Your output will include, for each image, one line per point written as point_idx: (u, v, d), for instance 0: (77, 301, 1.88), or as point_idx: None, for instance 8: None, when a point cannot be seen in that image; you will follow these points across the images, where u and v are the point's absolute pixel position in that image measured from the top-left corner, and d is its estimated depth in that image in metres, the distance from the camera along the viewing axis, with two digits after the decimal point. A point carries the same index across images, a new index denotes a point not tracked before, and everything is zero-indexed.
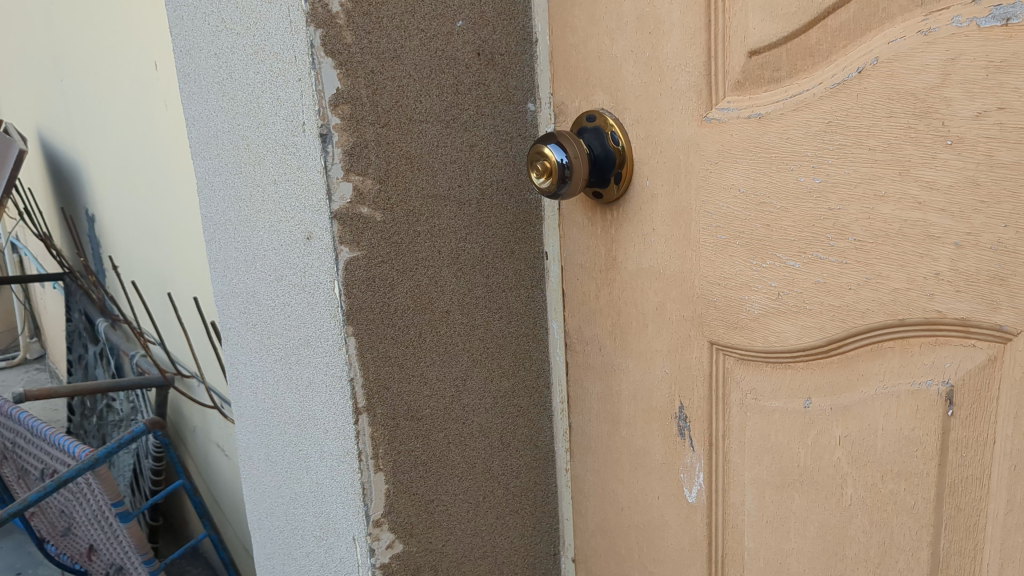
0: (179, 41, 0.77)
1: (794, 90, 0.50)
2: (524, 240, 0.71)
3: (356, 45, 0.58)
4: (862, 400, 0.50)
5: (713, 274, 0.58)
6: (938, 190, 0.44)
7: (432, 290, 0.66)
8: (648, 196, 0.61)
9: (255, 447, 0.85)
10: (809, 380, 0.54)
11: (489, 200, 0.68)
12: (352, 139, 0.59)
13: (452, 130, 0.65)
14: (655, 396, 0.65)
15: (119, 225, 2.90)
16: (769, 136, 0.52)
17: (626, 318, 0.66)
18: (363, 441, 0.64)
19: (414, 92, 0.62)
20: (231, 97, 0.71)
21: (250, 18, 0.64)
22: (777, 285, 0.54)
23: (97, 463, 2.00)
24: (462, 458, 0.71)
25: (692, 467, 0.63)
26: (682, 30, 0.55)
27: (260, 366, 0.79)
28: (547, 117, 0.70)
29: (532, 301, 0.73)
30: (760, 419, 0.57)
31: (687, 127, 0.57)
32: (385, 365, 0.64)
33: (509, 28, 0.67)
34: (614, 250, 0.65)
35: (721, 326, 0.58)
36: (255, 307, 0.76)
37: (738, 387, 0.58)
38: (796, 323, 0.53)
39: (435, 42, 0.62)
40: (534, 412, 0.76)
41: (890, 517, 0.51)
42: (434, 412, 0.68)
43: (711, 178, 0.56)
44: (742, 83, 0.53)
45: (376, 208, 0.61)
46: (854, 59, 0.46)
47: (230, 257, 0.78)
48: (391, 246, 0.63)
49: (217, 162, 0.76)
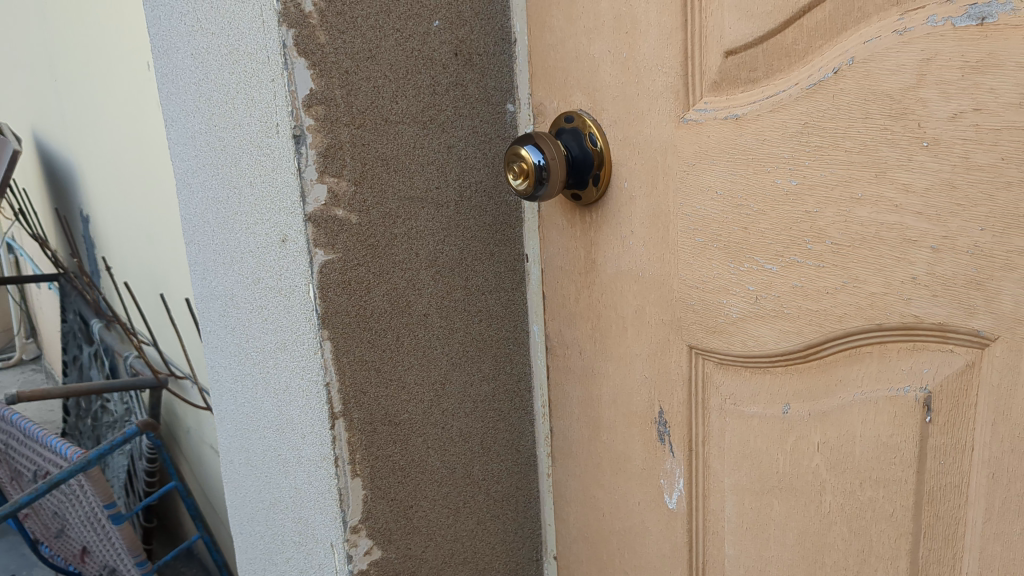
0: (157, 42, 0.76)
1: (771, 91, 0.49)
2: (504, 242, 0.71)
3: (330, 45, 0.57)
4: (841, 406, 0.49)
5: (691, 277, 0.57)
6: (915, 193, 0.43)
7: (410, 293, 0.65)
8: (627, 198, 0.60)
9: (235, 451, 0.84)
10: (788, 385, 0.53)
11: (468, 202, 0.67)
12: (327, 140, 0.58)
13: (429, 132, 0.64)
14: (635, 401, 0.64)
15: (113, 227, 2.89)
16: (746, 138, 0.51)
17: (606, 321, 0.64)
18: (340, 446, 0.63)
19: (390, 92, 0.61)
20: (208, 98, 0.70)
21: (224, 17, 0.63)
22: (754, 288, 0.53)
23: (90, 464, 1.99)
24: (441, 463, 0.70)
25: (672, 473, 0.62)
26: (659, 30, 0.54)
27: (238, 370, 0.78)
28: (526, 117, 0.69)
29: (513, 304, 0.72)
30: (739, 425, 0.56)
31: (664, 129, 0.56)
32: (361, 369, 0.63)
33: (487, 28, 0.66)
34: (594, 252, 0.64)
35: (699, 329, 0.57)
36: (233, 311, 0.75)
37: (718, 392, 0.57)
38: (775, 327, 0.52)
39: (411, 42, 0.61)
40: (515, 416, 0.75)
41: (869, 524, 0.50)
42: (412, 416, 0.67)
43: (688, 179, 0.55)
44: (719, 83, 0.52)
45: (352, 210, 0.61)
46: (830, 60, 0.46)
47: (209, 260, 0.78)
48: (367, 249, 0.62)
49: (194, 163, 0.75)
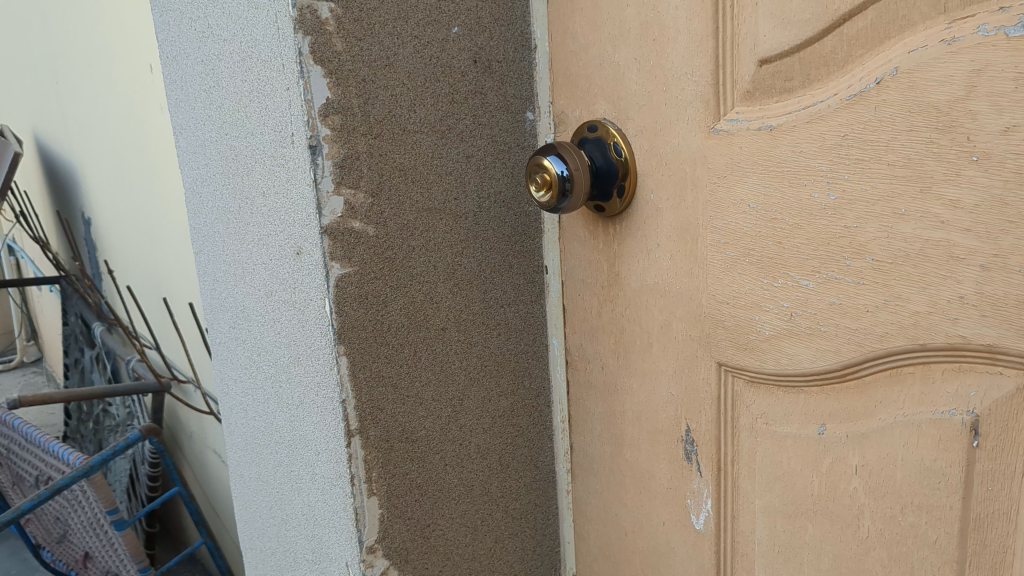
0: (165, 47, 0.74)
1: (808, 101, 0.48)
2: (523, 254, 0.68)
3: (347, 52, 0.56)
4: (881, 428, 0.48)
5: (721, 292, 0.55)
6: (963, 209, 0.41)
7: (428, 307, 0.63)
8: (652, 211, 0.58)
9: (245, 466, 0.82)
10: (825, 405, 0.51)
11: (487, 212, 0.65)
12: (344, 150, 0.57)
13: (447, 141, 0.62)
14: (660, 419, 0.61)
15: (114, 229, 2.87)
16: (781, 149, 0.49)
17: (629, 336, 0.62)
18: (356, 465, 0.62)
19: (408, 101, 0.59)
20: (219, 105, 0.68)
21: (236, 23, 0.61)
22: (789, 305, 0.51)
23: (93, 468, 1.96)
24: (459, 480, 0.68)
25: (700, 492, 0.60)
26: (688, 37, 0.53)
27: (249, 384, 0.76)
28: (546, 126, 0.66)
29: (531, 316, 0.70)
30: (772, 445, 0.55)
31: (693, 139, 0.54)
32: (379, 385, 0.62)
33: (508, 33, 0.64)
34: (617, 265, 0.62)
35: (730, 346, 0.55)
36: (244, 323, 0.74)
37: (749, 411, 0.56)
38: (810, 345, 0.50)
39: (430, 49, 0.60)
40: (535, 433, 0.72)
41: (910, 551, 0.48)
42: (430, 433, 0.65)
43: (719, 192, 0.53)
44: (752, 92, 0.50)
45: (369, 223, 0.59)
46: (872, 69, 0.44)
47: (219, 271, 0.76)
48: (384, 262, 0.61)
49: (204, 171, 0.73)
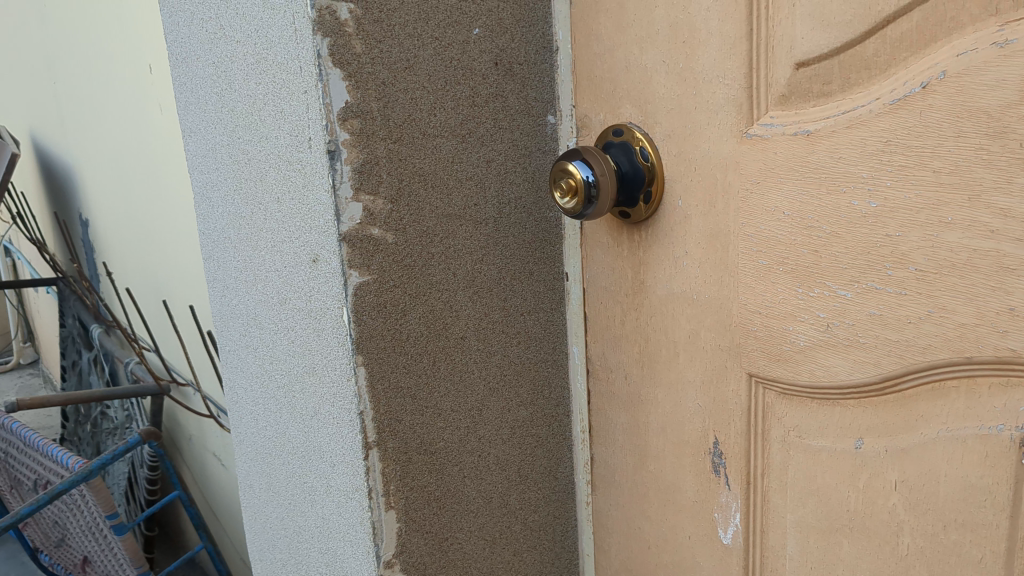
0: (175, 48, 0.72)
1: (847, 105, 0.46)
2: (544, 261, 0.67)
3: (366, 54, 0.54)
4: (923, 443, 0.46)
5: (753, 302, 0.53)
6: (1014, 218, 0.40)
7: (447, 315, 0.62)
8: (680, 218, 0.56)
9: (255, 476, 0.80)
10: (862, 418, 0.50)
11: (507, 218, 0.64)
12: (363, 155, 0.55)
13: (468, 145, 0.60)
14: (687, 430, 0.60)
15: (113, 231, 2.85)
16: (819, 155, 0.48)
17: (654, 346, 0.60)
18: (374, 478, 0.60)
19: (428, 105, 0.58)
20: (231, 108, 0.66)
21: (250, 24, 0.60)
22: (825, 315, 0.49)
23: (91, 473, 1.95)
24: (477, 493, 0.66)
25: (728, 506, 0.59)
26: (719, 39, 0.51)
27: (261, 393, 0.74)
28: (568, 130, 0.65)
29: (551, 324, 0.68)
30: (806, 459, 0.53)
31: (724, 144, 0.52)
32: (397, 396, 0.60)
33: (529, 35, 0.62)
34: (642, 273, 0.60)
35: (761, 357, 0.54)
36: (256, 331, 0.72)
37: (780, 423, 0.54)
38: (848, 357, 0.49)
39: (451, 51, 0.58)
40: (554, 443, 0.71)
41: (952, 570, 0.46)
42: (449, 445, 0.64)
43: (751, 199, 0.52)
44: (787, 96, 0.49)
45: (388, 229, 0.58)
46: (917, 73, 0.42)
47: (230, 277, 0.74)
48: (404, 269, 0.59)
49: (214, 175, 0.72)
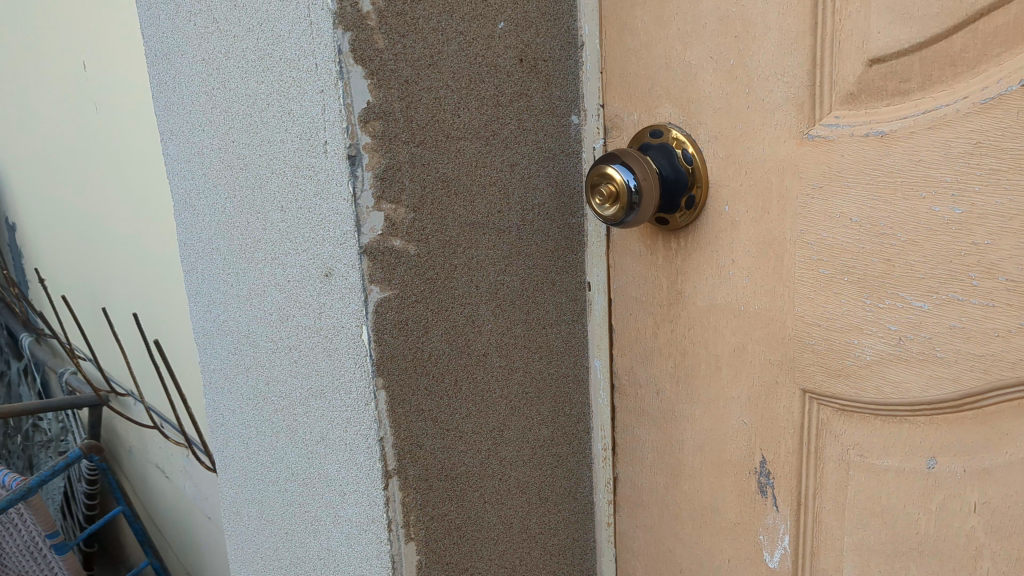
0: (155, 44, 0.67)
1: (928, 105, 0.43)
2: (565, 270, 0.63)
3: (389, 50, 0.49)
4: (1008, 463, 0.43)
5: (811, 313, 0.50)
6: None
7: (469, 331, 0.58)
8: (727, 224, 0.53)
9: (244, 503, 0.75)
10: (934, 435, 0.46)
11: (530, 226, 0.60)
12: (385, 160, 0.51)
13: (491, 148, 0.56)
14: (729, 448, 0.57)
15: (43, 235, 2.73)
16: (895, 158, 0.44)
17: (692, 359, 0.57)
18: (394, 508, 0.56)
19: (452, 105, 0.53)
20: (224, 109, 0.61)
21: (252, 17, 0.55)
22: (897, 328, 0.46)
23: (28, 492, 1.85)
24: (498, 518, 0.62)
25: (775, 529, 0.56)
26: (778, 33, 0.48)
27: (253, 416, 0.69)
28: (593, 130, 0.61)
29: (572, 337, 0.65)
30: (867, 479, 0.50)
31: (781, 146, 0.49)
32: (418, 419, 0.56)
33: (554, 29, 0.58)
34: (679, 283, 0.57)
35: (818, 372, 0.51)
36: (249, 349, 0.67)
37: (838, 441, 0.51)
38: (922, 373, 0.46)
39: (475, 47, 0.54)
40: (574, 462, 0.67)
41: None
42: (470, 469, 0.60)
43: (812, 205, 0.48)
44: (856, 94, 0.46)
45: (410, 240, 0.53)
46: (1013, 71, 0.39)
47: (218, 291, 0.69)
48: (426, 283, 0.54)
49: (201, 181, 0.66)
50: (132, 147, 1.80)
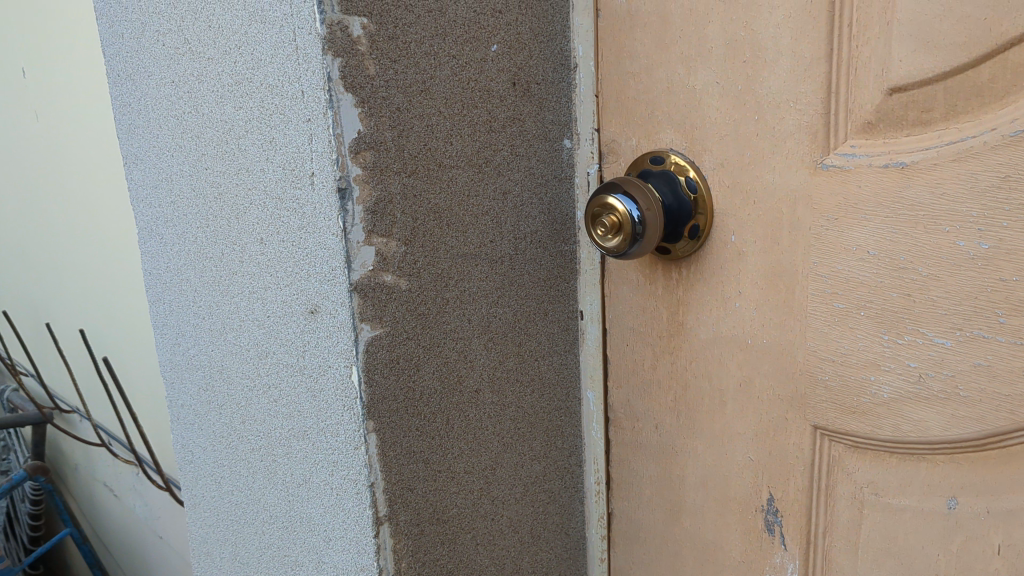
0: (119, 64, 0.63)
1: (952, 136, 0.41)
2: (558, 299, 0.61)
3: (380, 77, 0.46)
4: None
5: (824, 348, 0.48)
6: None
7: (461, 367, 0.55)
8: (733, 255, 0.51)
9: (216, 544, 0.72)
10: (955, 475, 0.45)
11: (523, 255, 0.57)
12: (377, 192, 0.47)
13: (484, 176, 0.53)
14: (734, 485, 0.55)
15: None
16: (916, 190, 0.42)
17: (695, 392, 0.56)
18: (385, 557, 0.53)
19: (444, 132, 0.51)
20: (197, 134, 0.57)
21: (230, 39, 0.51)
22: (917, 365, 0.44)
23: None
24: (489, 559, 0.60)
25: (784, 568, 0.54)
26: (790, 59, 0.46)
27: (227, 454, 0.66)
28: (586, 155, 0.59)
29: (565, 368, 0.63)
30: (882, 518, 0.49)
31: (793, 175, 0.47)
32: (410, 462, 0.53)
33: (547, 51, 0.56)
34: (681, 313, 0.55)
35: (831, 409, 0.49)
36: (224, 384, 0.63)
37: (851, 479, 0.49)
38: (943, 412, 0.44)
39: (467, 71, 0.51)
40: (565, 496, 0.66)
41: None
42: (462, 510, 0.57)
43: (826, 236, 0.47)
44: (874, 123, 0.44)
45: (401, 275, 0.50)
46: None
47: (189, 323, 0.65)
48: (417, 319, 0.52)
49: (170, 208, 0.63)
50: (77, 159, 1.74)
